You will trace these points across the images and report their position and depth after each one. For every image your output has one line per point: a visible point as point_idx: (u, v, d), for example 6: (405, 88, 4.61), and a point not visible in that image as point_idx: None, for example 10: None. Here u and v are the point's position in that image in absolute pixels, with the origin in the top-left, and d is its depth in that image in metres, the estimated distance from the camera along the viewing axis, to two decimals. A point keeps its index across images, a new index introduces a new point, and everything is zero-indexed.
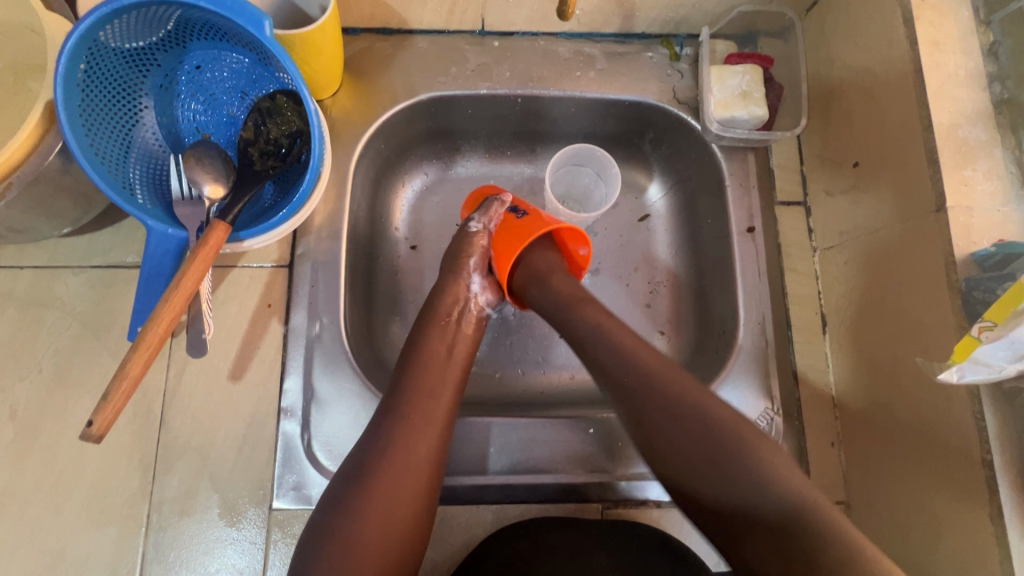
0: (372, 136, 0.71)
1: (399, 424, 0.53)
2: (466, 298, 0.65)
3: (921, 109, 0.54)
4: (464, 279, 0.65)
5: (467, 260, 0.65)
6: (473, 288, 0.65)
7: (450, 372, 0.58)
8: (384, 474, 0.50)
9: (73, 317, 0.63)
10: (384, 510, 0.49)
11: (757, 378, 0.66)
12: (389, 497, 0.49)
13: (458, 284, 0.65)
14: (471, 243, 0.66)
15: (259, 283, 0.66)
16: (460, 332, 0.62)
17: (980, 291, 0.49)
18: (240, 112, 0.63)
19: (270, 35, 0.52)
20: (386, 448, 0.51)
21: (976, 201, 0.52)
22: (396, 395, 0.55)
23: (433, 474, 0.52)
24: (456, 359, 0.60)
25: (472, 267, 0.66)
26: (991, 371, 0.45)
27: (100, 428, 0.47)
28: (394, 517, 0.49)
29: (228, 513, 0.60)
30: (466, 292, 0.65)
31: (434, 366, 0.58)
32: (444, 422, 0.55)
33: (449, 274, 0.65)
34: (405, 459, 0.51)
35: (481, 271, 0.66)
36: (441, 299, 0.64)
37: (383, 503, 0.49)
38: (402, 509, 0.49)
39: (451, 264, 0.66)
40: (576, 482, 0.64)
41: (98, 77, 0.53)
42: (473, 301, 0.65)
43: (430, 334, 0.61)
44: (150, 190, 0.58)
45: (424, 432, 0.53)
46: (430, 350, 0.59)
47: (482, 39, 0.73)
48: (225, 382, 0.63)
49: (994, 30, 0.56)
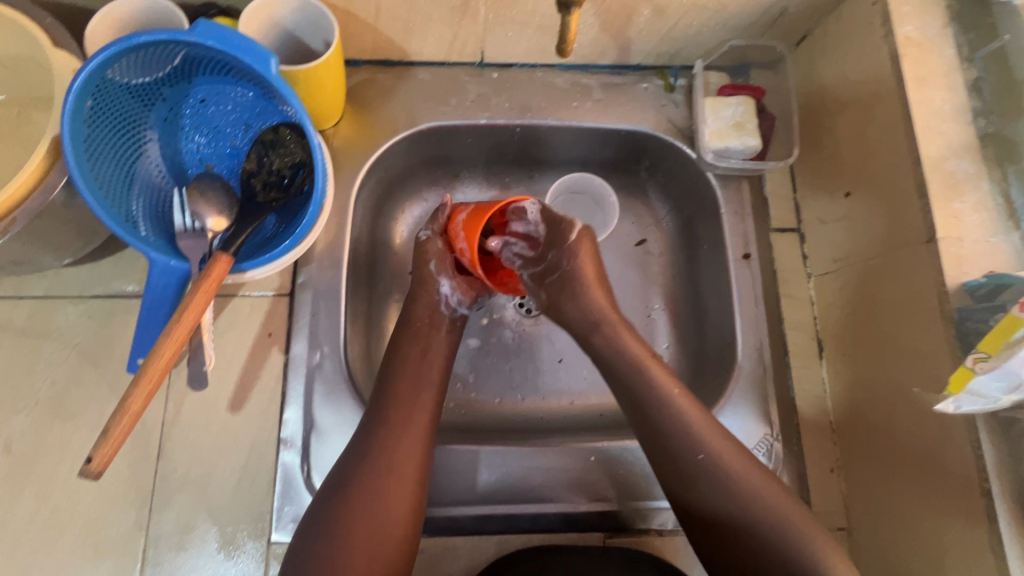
0: (373, 165, 0.72)
1: (382, 441, 0.54)
2: (436, 301, 0.65)
3: (909, 143, 0.56)
4: (430, 284, 0.65)
5: (428, 266, 0.65)
6: (441, 292, 0.65)
7: (428, 375, 0.59)
8: (370, 491, 0.51)
9: (71, 347, 0.63)
10: (366, 542, 0.49)
11: (756, 404, 0.66)
12: (378, 502, 0.51)
13: (426, 289, 0.65)
14: (425, 250, 0.66)
15: (260, 312, 0.66)
16: (436, 336, 0.62)
17: (974, 322, 0.50)
18: (244, 143, 0.64)
19: (276, 74, 0.53)
20: (371, 455, 0.53)
21: (966, 232, 0.53)
22: (382, 402, 0.56)
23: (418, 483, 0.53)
24: (431, 364, 0.60)
25: (436, 272, 0.65)
26: (987, 402, 0.46)
27: (99, 465, 0.47)
28: (377, 548, 0.49)
29: (227, 547, 0.60)
30: (435, 296, 0.65)
31: (413, 371, 0.59)
32: (426, 428, 0.56)
33: (417, 285, 0.65)
34: (389, 462, 0.53)
35: (447, 274, 0.66)
36: (415, 306, 0.64)
37: (370, 519, 0.50)
38: (390, 518, 0.51)
39: (417, 272, 0.66)
40: (578, 511, 0.64)
41: (104, 113, 0.54)
42: (444, 303, 0.65)
43: (405, 340, 0.61)
44: (152, 222, 0.58)
45: (406, 436, 0.54)
46: (404, 359, 0.59)
47: (482, 70, 0.74)
48: (226, 412, 0.63)
49: (977, 67, 0.58)
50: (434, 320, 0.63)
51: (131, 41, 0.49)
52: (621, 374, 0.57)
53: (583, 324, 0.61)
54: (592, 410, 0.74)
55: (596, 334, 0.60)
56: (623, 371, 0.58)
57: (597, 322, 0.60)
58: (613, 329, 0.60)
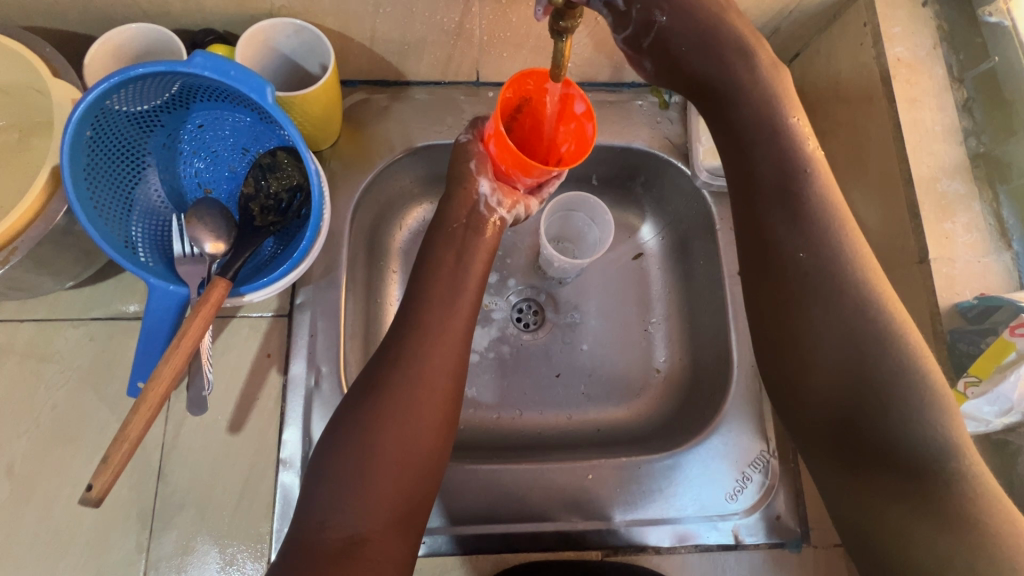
0: (370, 185, 0.72)
1: (402, 396, 0.53)
2: (476, 202, 0.64)
3: (901, 163, 0.57)
4: (472, 184, 0.64)
5: (469, 164, 0.64)
6: (482, 190, 0.64)
7: (454, 327, 0.58)
8: (387, 446, 0.51)
9: (72, 369, 0.64)
10: (399, 447, 0.51)
11: (752, 421, 0.68)
12: (400, 449, 0.51)
13: (465, 192, 0.64)
14: (466, 150, 0.64)
15: (258, 333, 0.66)
16: (469, 238, 0.63)
17: (966, 344, 0.50)
18: (242, 167, 0.64)
19: (272, 102, 0.53)
20: (392, 410, 0.52)
21: (958, 252, 0.53)
22: (403, 346, 0.55)
23: (440, 440, 0.53)
24: (467, 268, 0.62)
25: (477, 172, 0.64)
26: (981, 422, 0.50)
27: (100, 492, 0.48)
28: (412, 452, 0.52)
29: (227, 567, 0.60)
30: (475, 195, 0.64)
31: (434, 324, 0.57)
32: (451, 390, 0.55)
33: (454, 185, 0.64)
34: (409, 408, 0.52)
35: (489, 173, 0.64)
36: (451, 206, 0.64)
37: (389, 476, 0.50)
38: (411, 473, 0.51)
39: (458, 175, 0.64)
40: (574, 530, 0.64)
41: (103, 141, 0.54)
42: (484, 204, 0.64)
43: (435, 284, 0.60)
44: (152, 247, 0.59)
45: (431, 393, 0.54)
46: (439, 263, 0.62)
47: (478, 90, 0.75)
48: (224, 433, 0.63)
49: (967, 87, 0.59)
50: (472, 221, 0.64)
51: (130, 73, 0.50)
52: (761, 143, 0.52)
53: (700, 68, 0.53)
54: (589, 425, 0.75)
55: (720, 69, 0.52)
56: (761, 134, 0.52)
57: (719, 51, 0.51)
58: (770, 93, 0.52)
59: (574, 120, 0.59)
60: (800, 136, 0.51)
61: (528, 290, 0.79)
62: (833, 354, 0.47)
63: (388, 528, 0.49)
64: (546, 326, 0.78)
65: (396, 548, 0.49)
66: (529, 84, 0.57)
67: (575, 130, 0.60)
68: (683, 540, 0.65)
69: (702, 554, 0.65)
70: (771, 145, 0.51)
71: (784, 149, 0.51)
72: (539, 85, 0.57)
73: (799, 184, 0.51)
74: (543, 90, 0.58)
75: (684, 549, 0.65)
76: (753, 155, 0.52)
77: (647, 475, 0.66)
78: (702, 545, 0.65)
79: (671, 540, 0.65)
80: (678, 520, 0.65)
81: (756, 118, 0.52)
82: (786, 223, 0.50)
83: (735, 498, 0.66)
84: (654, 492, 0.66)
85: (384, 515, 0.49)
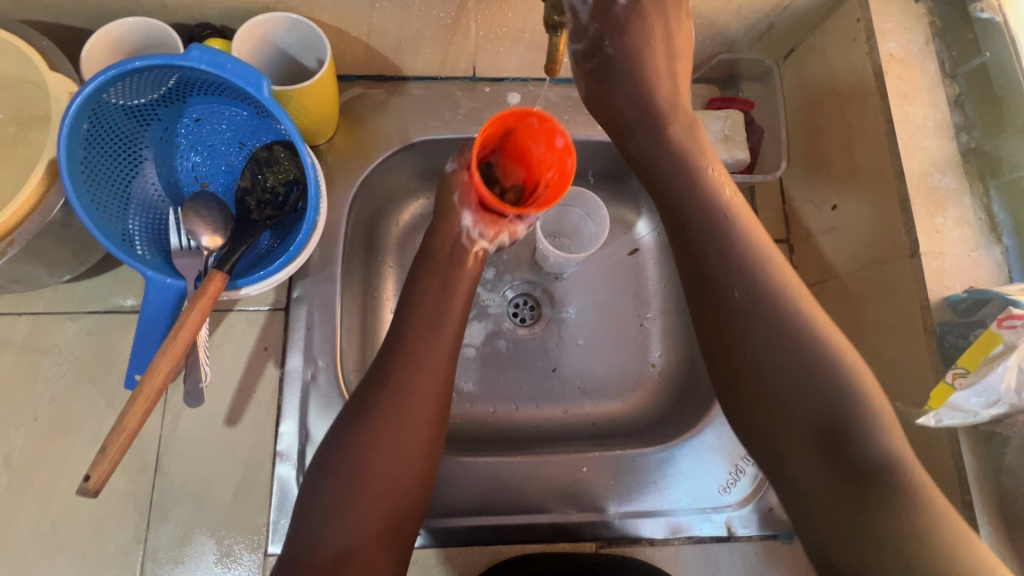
0: (368, 178, 0.72)
1: (392, 406, 0.53)
2: (458, 234, 0.65)
3: (893, 158, 0.57)
4: (454, 216, 0.66)
5: (451, 197, 0.66)
6: (463, 222, 0.65)
7: (444, 337, 0.58)
8: (378, 458, 0.51)
9: (70, 362, 0.64)
10: (389, 459, 0.52)
11: None
12: (389, 463, 0.52)
13: (449, 224, 0.65)
14: (451, 182, 0.66)
15: (255, 326, 0.67)
16: (453, 269, 0.63)
17: (955, 337, 0.51)
18: (239, 161, 0.65)
19: (268, 96, 0.54)
20: (382, 420, 0.52)
21: (948, 247, 0.54)
22: (393, 357, 0.56)
23: (432, 448, 0.54)
24: (456, 280, 0.63)
25: (459, 204, 0.66)
26: (967, 415, 0.48)
27: (98, 483, 0.49)
28: (399, 473, 0.52)
29: (224, 558, 0.61)
30: (457, 227, 0.65)
31: (424, 334, 0.58)
32: (440, 400, 0.55)
33: (439, 217, 0.66)
34: (400, 421, 0.53)
35: (470, 205, 0.66)
36: (437, 240, 0.65)
37: (380, 488, 0.51)
38: (401, 482, 0.52)
39: (441, 207, 0.66)
40: (569, 521, 0.65)
41: (100, 134, 0.55)
42: (466, 236, 0.65)
43: (425, 296, 0.61)
44: (149, 240, 0.59)
45: (421, 403, 0.54)
46: (425, 290, 0.61)
47: (474, 85, 0.75)
48: (222, 426, 0.64)
49: (959, 83, 0.59)
50: (456, 253, 0.64)
51: (127, 66, 0.50)
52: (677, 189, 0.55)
53: (634, 118, 0.59)
54: (584, 419, 0.75)
55: (642, 122, 0.58)
56: (682, 185, 0.55)
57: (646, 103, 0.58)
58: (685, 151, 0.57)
59: (556, 151, 0.62)
60: (715, 187, 0.54)
61: (524, 285, 0.80)
62: (785, 385, 0.48)
63: (377, 539, 0.50)
64: (542, 321, 0.78)
65: (384, 561, 0.50)
66: (511, 118, 0.61)
67: (556, 160, 0.62)
68: (676, 532, 0.66)
69: (694, 546, 0.66)
70: (690, 192, 0.54)
71: (705, 198, 0.54)
72: (522, 118, 0.61)
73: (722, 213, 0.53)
74: (526, 123, 0.63)
75: (677, 541, 0.66)
76: (677, 202, 0.55)
77: (641, 466, 0.67)
78: (695, 536, 0.66)
79: (664, 532, 0.66)
80: (671, 513, 0.66)
81: (677, 171, 0.56)
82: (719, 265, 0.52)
83: (727, 491, 0.67)
84: (648, 483, 0.66)
85: (374, 527, 0.50)
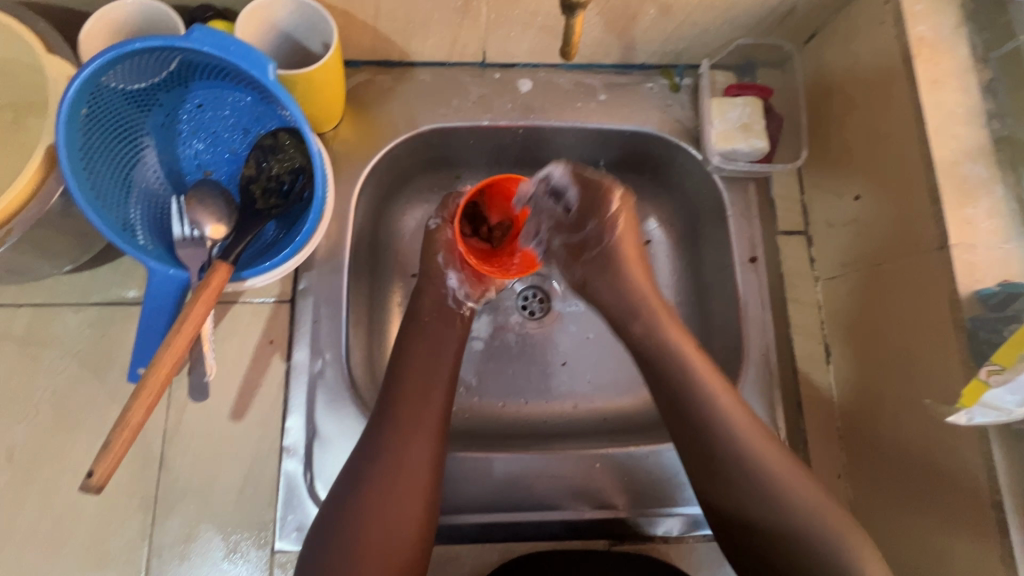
0: (376, 166, 0.70)
1: (388, 456, 0.53)
2: (445, 294, 0.65)
3: (922, 148, 0.55)
4: (439, 276, 0.65)
5: (436, 257, 0.66)
6: (449, 282, 0.65)
7: (435, 387, 0.57)
8: (376, 517, 0.50)
9: (72, 355, 0.62)
10: (387, 521, 0.50)
11: (763, 409, 0.66)
12: (386, 528, 0.50)
13: (434, 284, 0.65)
14: (435, 239, 0.66)
15: (260, 319, 0.65)
16: (443, 331, 0.62)
17: (987, 331, 0.50)
18: (242, 148, 0.63)
19: (273, 80, 0.52)
20: (376, 482, 0.52)
21: (979, 239, 0.52)
22: (386, 409, 0.55)
23: (431, 501, 0.53)
24: (446, 331, 0.62)
25: (444, 264, 0.66)
26: (1001, 414, 0.46)
27: (101, 479, 0.47)
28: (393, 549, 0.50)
29: (230, 555, 0.60)
30: (442, 289, 0.65)
31: (416, 386, 0.57)
32: (435, 448, 0.55)
33: (424, 279, 0.66)
34: (395, 485, 0.52)
35: (454, 266, 0.66)
36: (422, 300, 0.64)
37: (378, 555, 0.49)
38: (399, 542, 0.50)
39: (425, 267, 0.66)
40: (581, 518, 0.64)
41: (99, 119, 0.53)
42: (451, 296, 0.65)
43: (413, 348, 0.60)
44: (151, 230, 0.57)
45: (416, 455, 0.53)
46: (413, 356, 0.59)
47: (484, 71, 0.73)
48: (227, 420, 0.62)
49: (991, 68, 0.57)
50: (443, 313, 0.63)
51: (126, 48, 0.48)
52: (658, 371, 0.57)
53: (618, 313, 0.61)
54: (596, 415, 0.74)
55: (629, 317, 0.60)
56: (653, 355, 0.58)
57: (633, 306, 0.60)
58: (663, 332, 0.58)
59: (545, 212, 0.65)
60: (685, 356, 0.56)
61: (534, 278, 0.77)
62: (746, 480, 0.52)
63: None
64: (552, 314, 0.77)
65: None
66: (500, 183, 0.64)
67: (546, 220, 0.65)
68: (691, 528, 0.65)
69: (709, 543, 0.65)
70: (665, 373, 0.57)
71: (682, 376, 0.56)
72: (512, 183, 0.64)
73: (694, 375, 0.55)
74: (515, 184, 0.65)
75: (692, 539, 0.65)
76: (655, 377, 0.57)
77: (647, 468, 0.65)
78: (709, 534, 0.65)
79: (679, 529, 0.65)
80: (686, 510, 0.65)
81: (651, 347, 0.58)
82: (692, 417, 0.54)
83: None
84: (665, 482, 0.65)
85: None
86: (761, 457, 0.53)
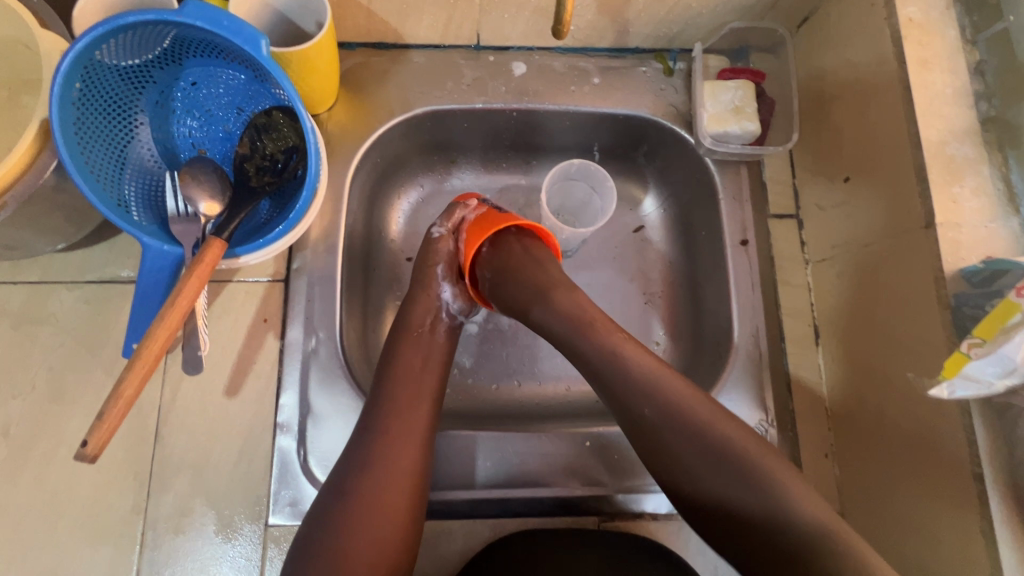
0: (371, 147, 0.71)
1: (379, 443, 0.54)
2: (439, 308, 0.65)
3: (911, 128, 0.56)
4: (434, 288, 0.65)
5: (434, 268, 0.65)
6: (443, 296, 0.65)
7: (427, 382, 0.59)
8: (366, 503, 0.51)
9: (67, 333, 0.63)
10: (375, 511, 0.50)
11: (753, 390, 0.67)
12: (373, 520, 0.50)
13: (428, 294, 0.65)
14: (435, 250, 0.66)
15: (255, 297, 0.66)
16: (433, 342, 0.63)
17: (970, 307, 0.50)
18: (236, 127, 0.63)
19: (267, 55, 0.52)
20: (367, 468, 0.52)
21: (966, 217, 0.52)
22: (379, 402, 0.57)
23: (419, 491, 0.53)
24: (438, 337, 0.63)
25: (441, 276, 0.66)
26: (981, 386, 0.47)
27: (95, 447, 0.47)
28: (380, 553, 0.49)
29: (224, 529, 0.60)
30: (436, 300, 0.65)
31: (409, 380, 0.59)
32: (424, 439, 0.56)
33: (418, 287, 0.65)
34: (387, 477, 0.52)
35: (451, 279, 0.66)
36: (414, 310, 0.64)
37: (368, 543, 0.49)
38: (388, 530, 0.50)
39: (420, 275, 0.66)
40: (573, 495, 0.65)
41: (93, 95, 0.53)
42: (445, 310, 0.65)
43: (405, 347, 0.61)
44: (145, 207, 0.58)
45: (406, 446, 0.54)
46: (405, 366, 0.60)
47: (478, 54, 0.73)
48: (221, 397, 0.63)
49: (980, 50, 0.57)
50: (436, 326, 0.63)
51: (119, 21, 0.48)
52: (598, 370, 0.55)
53: (535, 300, 0.59)
54: (587, 396, 0.74)
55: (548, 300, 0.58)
56: (591, 351, 0.55)
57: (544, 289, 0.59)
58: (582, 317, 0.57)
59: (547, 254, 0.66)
60: (610, 341, 0.55)
61: None
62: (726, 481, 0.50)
63: None
64: None
65: None
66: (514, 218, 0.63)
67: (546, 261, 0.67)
68: None
69: None
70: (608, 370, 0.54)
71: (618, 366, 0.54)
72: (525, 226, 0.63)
73: (643, 367, 0.54)
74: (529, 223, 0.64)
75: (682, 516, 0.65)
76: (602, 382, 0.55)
77: (627, 451, 0.66)
78: None
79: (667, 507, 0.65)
80: None
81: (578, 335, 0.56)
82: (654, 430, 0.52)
83: None
84: (635, 463, 0.66)
85: None
86: (749, 446, 0.51)
